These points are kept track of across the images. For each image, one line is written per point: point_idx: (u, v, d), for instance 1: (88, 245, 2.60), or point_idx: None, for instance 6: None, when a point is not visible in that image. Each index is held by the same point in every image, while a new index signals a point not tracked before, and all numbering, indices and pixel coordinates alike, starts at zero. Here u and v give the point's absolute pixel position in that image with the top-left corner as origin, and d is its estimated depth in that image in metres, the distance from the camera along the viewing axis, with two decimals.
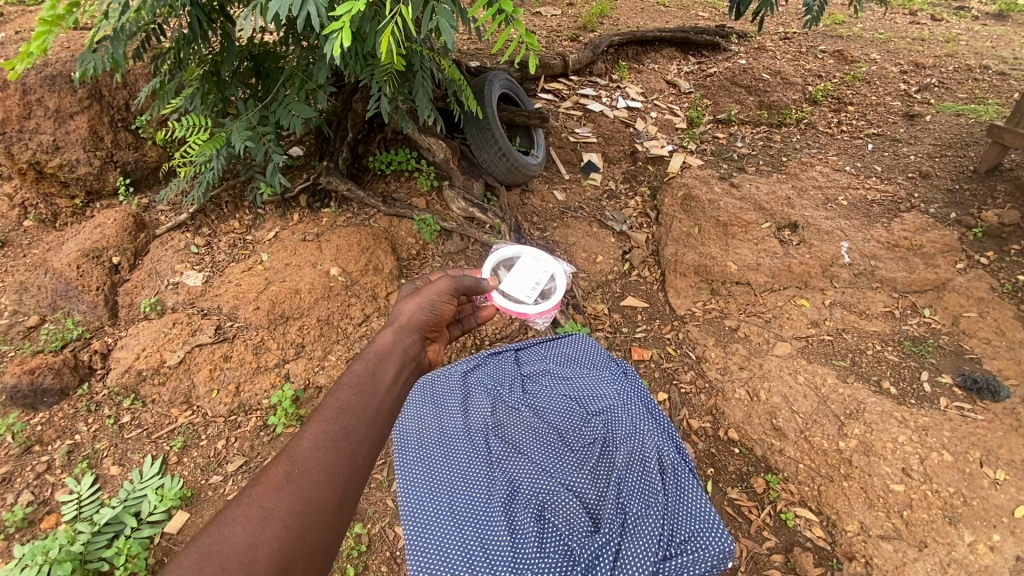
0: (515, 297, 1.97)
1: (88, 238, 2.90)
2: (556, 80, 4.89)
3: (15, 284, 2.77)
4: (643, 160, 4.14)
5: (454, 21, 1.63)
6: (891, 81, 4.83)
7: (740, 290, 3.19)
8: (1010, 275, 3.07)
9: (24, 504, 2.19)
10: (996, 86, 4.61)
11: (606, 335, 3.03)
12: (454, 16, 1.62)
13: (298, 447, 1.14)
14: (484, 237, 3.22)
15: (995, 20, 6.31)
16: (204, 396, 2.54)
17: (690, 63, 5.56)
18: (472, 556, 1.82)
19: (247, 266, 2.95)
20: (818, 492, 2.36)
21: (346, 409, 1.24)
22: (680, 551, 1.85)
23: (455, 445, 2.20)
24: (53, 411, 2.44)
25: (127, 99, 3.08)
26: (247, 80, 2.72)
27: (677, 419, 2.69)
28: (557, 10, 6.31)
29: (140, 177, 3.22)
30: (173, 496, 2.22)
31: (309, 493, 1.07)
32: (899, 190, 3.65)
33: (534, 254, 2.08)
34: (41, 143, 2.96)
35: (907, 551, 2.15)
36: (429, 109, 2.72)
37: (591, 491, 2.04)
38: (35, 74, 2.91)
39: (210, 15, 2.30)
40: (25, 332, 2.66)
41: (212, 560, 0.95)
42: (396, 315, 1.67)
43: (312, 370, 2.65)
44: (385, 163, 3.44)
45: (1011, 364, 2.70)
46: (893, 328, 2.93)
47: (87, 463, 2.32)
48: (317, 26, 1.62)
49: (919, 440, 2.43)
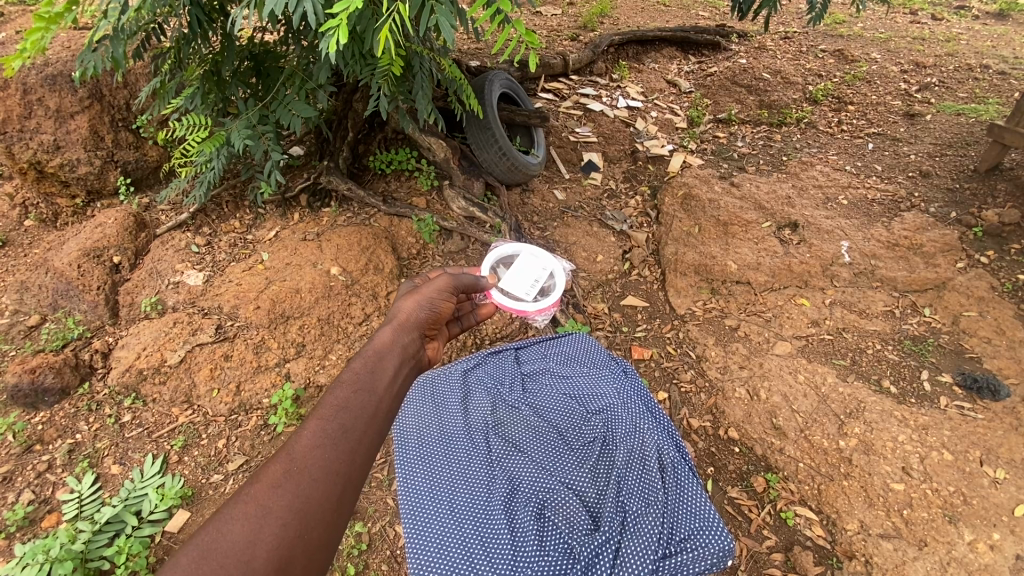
0: (515, 295, 2.05)
1: (89, 238, 2.90)
2: (556, 79, 4.89)
3: (15, 284, 2.77)
4: (643, 160, 4.14)
5: (452, 21, 1.63)
6: (891, 81, 4.83)
7: (740, 290, 3.19)
8: (1010, 274, 3.07)
9: (24, 504, 2.19)
10: (996, 85, 4.60)
11: (606, 335, 3.03)
12: (452, 15, 1.62)
13: (297, 445, 1.14)
14: (484, 236, 3.22)
15: (996, 19, 6.30)
16: (205, 396, 2.54)
17: (690, 62, 5.56)
18: (471, 554, 1.83)
19: (247, 266, 2.95)
20: (818, 491, 2.36)
21: (345, 407, 1.25)
22: (680, 549, 1.86)
23: (455, 444, 2.20)
24: (54, 411, 2.45)
25: (127, 99, 3.09)
26: (247, 80, 2.72)
27: (676, 418, 2.69)
28: (557, 10, 6.31)
29: (140, 176, 3.23)
30: (173, 495, 2.23)
31: (308, 491, 1.07)
32: (900, 190, 3.65)
33: (533, 251, 2.15)
34: (41, 142, 2.97)
35: (907, 550, 2.15)
36: (428, 109, 2.72)
37: (591, 490, 2.04)
38: (35, 74, 2.92)
39: (209, 15, 2.31)
40: (26, 332, 2.66)
41: (211, 558, 0.96)
42: (395, 313, 1.67)
43: (313, 370, 2.65)
44: (386, 163, 3.44)
45: (1012, 364, 2.70)
46: (893, 327, 2.93)
47: (88, 462, 2.32)
48: (314, 24, 1.62)
49: (919, 439, 2.43)
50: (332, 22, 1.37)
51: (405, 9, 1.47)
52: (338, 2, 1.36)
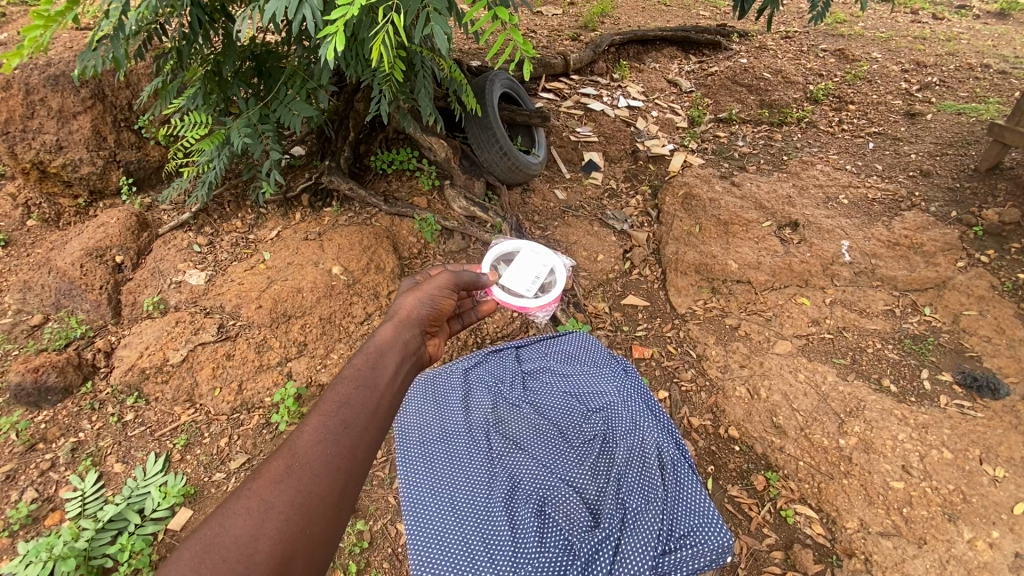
0: (516, 291, 2.05)
1: (91, 238, 2.91)
2: (557, 79, 4.89)
3: (19, 284, 2.79)
4: (643, 159, 4.15)
5: (449, 29, 1.65)
6: (892, 80, 4.82)
7: (740, 289, 3.20)
8: (1011, 274, 3.07)
9: (28, 502, 2.20)
10: (997, 84, 4.60)
11: (606, 334, 3.03)
12: (449, 23, 1.64)
13: (299, 441, 1.15)
14: (485, 236, 3.23)
15: (997, 19, 6.29)
16: (207, 395, 2.55)
17: (691, 62, 5.56)
18: (472, 551, 1.84)
19: (249, 266, 2.96)
20: (818, 489, 2.36)
21: (346, 403, 1.26)
22: (679, 546, 1.87)
23: (456, 442, 2.21)
24: (57, 409, 2.46)
25: (129, 99, 3.10)
26: (249, 80, 2.73)
27: (677, 417, 2.70)
28: (558, 10, 6.30)
29: (142, 176, 3.24)
30: (176, 492, 2.24)
31: (309, 487, 1.08)
32: (900, 189, 3.65)
33: (533, 248, 2.16)
34: (44, 143, 2.98)
35: (907, 548, 2.16)
36: (430, 109, 2.74)
37: (591, 487, 2.04)
38: (38, 74, 2.93)
39: (211, 15, 2.32)
40: (29, 331, 2.67)
41: (213, 552, 0.97)
42: (396, 310, 1.68)
43: (314, 369, 2.66)
44: (387, 163, 3.46)
45: (1012, 362, 2.70)
46: (893, 326, 2.93)
47: (91, 460, 2.33)
48: (312, 28, 1.66)
49: (919, 437, 2.44)
50: (329, 29, 1.39)
51: (401, 17, 1.49)
52: (335, 9, 1.38)
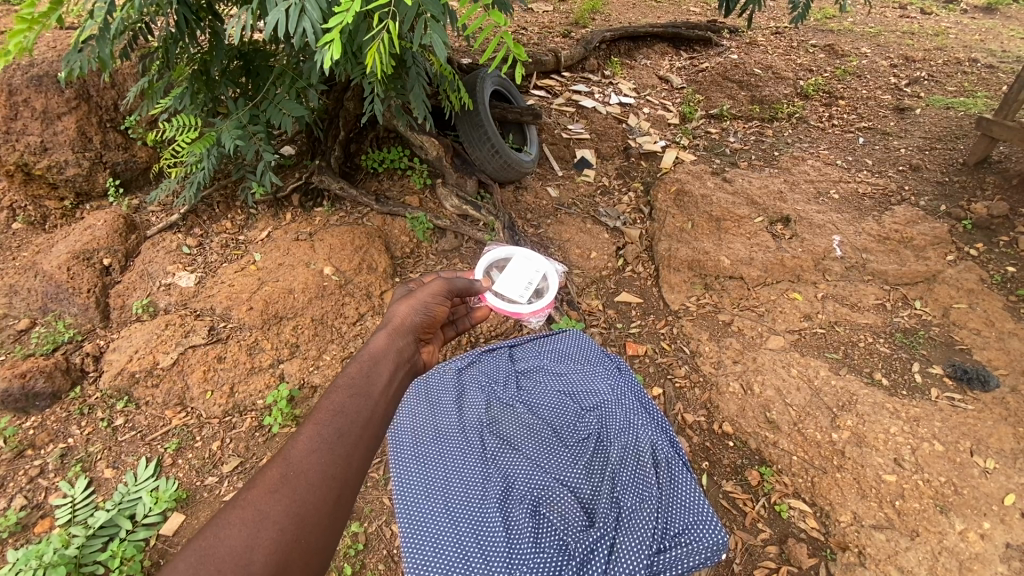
0: (508, 297, 1.99)
1: (78, 240, 2.88)
2: (549, 76, 4.89)
3: (4, 286, 2.73)
4: (636, 156, 4.14)
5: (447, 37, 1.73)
6: (882, 75, 4.86)
7: (733, 285, 3.20)
8: (999, 267, 3.11)
9: (17, 509, 2.17)
10: (985, 79, 4.65)
11: (601, 331, 3.03)
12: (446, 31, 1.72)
13: (293, 450, 1.14)
14: (478, 235, 3.22)
15: (984, 13, 6.36)
16: (198, 397, 2.52)
17: (682, 58, 5.56)
18: (468, 555, 1.82)
19: (240, 266, 2.94)
20: (812, 483, 2.37)
21: (341, 411, 1.25)
22: (674, 544, 1.86)
23: (449, 442, 2.20)
24: (46, 415, 2.43)
25: (115, 99, 3.07)
26: (237, 79, 2.69)
27: (671, 413, 2.69)
28: (549, 6, 6.29)
29: (130, 177, 3.21)
30: (168, 497, 2.22)
31: (305, 496, 1.07)
32: (890, 183, 3.68)
33: (526, 254, 2.10)
34: (29, 144, 2.94)
35: (899, 541, 2.17)
36: (422, 106, 2.67)
37: (585, 486, 2.04)
38: (21, 74, 2.88)
39: (198, 13, 2.26)
40: (15, 336, 2.61)
41: (208, 563, 0.94)
42: (390, 317, 1.68)
43: (307, 370, 2.64)
44: (378, 162, 3.44)
45: (1001, 355, 2.73)
46: (884, 320, 2.95)
47: (81, 466, 2.30)
48: (312, 39, 1.70)
49: (911, 430, 2.46)
50: (328, 37, 1.45)
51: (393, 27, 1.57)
52: (333, 17, 1.42)
